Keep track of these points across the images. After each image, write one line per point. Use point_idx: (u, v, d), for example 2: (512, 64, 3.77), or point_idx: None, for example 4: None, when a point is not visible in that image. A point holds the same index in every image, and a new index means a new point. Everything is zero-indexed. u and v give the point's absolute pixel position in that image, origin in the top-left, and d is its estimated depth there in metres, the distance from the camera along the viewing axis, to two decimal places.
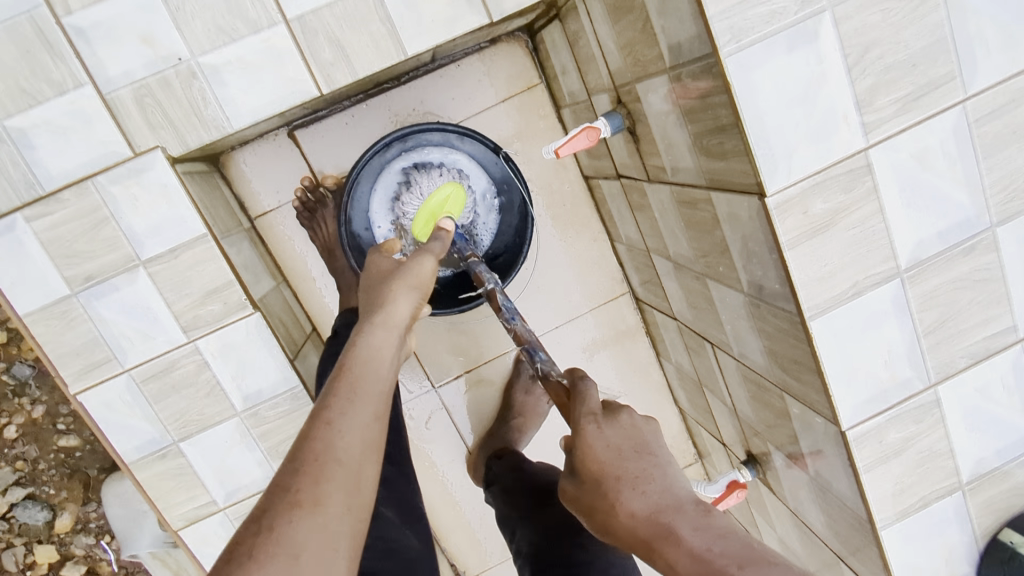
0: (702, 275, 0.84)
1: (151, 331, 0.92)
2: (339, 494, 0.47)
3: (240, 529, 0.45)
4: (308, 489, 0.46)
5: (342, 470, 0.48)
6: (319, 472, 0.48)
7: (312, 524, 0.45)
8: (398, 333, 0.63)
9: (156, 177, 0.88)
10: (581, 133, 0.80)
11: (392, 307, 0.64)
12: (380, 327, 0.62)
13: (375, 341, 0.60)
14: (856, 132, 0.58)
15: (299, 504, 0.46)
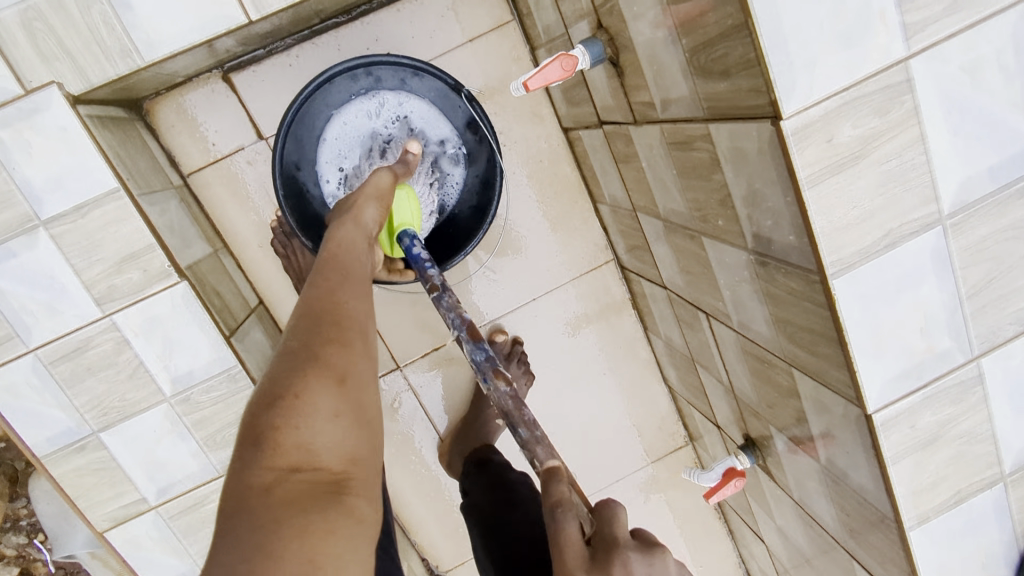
0: (697, 234, 0.72)
1: (59, 304, 0.79)
2: (361, 338, 0.52)
3: (275, 365, 0.49)
4: (335, 331, 0.51)
5: (359, 340, 0.52)
6: (340, 321, 0.52)
7: (349, 356, 0.50)
8: (369, 235, 0.64)
9: (54, 120, 0.74)
10: (553, 62, 0.67)
11: (362, 213, 0.64)
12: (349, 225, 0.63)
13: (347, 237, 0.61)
14: (894, 36, 0.45)
15: (333, 341, 0.50)
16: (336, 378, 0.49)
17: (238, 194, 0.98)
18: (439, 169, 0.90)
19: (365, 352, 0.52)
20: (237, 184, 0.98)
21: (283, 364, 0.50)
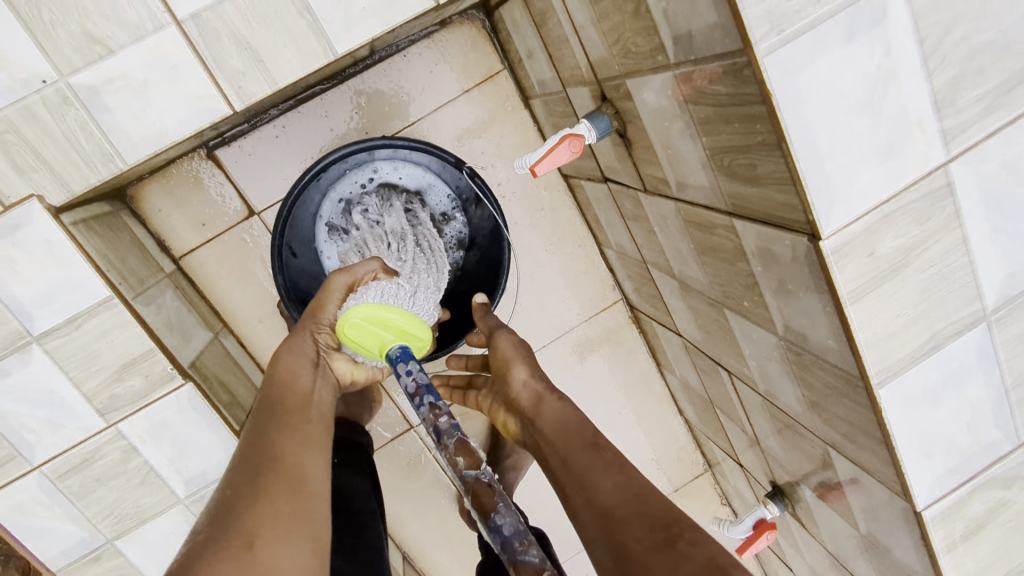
0: (718, 304, 0.70)
1: (60, 419, 0.76)
2: (281, 492, 0.48)
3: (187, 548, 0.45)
4: (249, 490, 0.48)
5: (279, 491, 0.48)
6: (257, 477, 0.49)
7: (265, 513, 0.46)
8: (301, 368, 0.61)
9: (39, 233, 0.71)
10: (560, 144, 0.65)
11: (301, 336, 0.63)
12: (286, 350, 0.61)
13: (286, 363, 0.60)
14: (933, 142, 0.43)
15: (247, 503, 0.47)
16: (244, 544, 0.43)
17: (234, 272, 0.94)
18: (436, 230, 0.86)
19: (287, 505, 0.47)
20: (231, 262, 0.94)
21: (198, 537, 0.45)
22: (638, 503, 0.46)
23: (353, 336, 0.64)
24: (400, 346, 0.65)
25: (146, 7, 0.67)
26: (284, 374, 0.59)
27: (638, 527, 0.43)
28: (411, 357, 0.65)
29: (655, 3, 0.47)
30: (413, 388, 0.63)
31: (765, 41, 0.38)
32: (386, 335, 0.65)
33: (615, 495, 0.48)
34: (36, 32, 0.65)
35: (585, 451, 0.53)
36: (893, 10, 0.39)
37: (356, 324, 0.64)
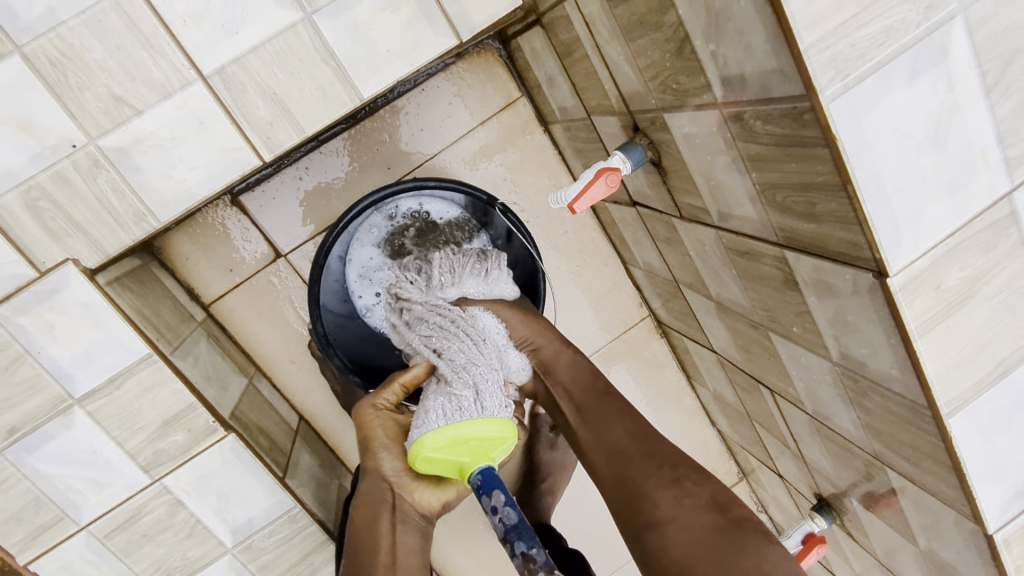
0: (762, 326, 0.69)
1: (106, 478, 0.75)
2: None
3: None
4: None
5: None
6: None
7: None
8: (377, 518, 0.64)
9: (75, 296, 0.70)
10: (597, 179, 0.65)
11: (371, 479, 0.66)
12: (360, 502, 0.65)
13: (361, 517, 0.65)
14: (997, 173, 0.42)
15: None
16: None
17: (264, 315, 0.94)
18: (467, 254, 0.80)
19: None
20: (261, 305, 0.94)
21: None
22: (647, 446, 0.62)
23: (428, 461, 0.61)
24: (480, 471, 0.60)
25: (172, 64, 0.67)
26: (358, 531, 0.64)
27: (647, 467, 0.60)
28: (491, 488, 0.58)
29: (702, 44, 0.46)
30: (504, 532, 0.56)
31: (831, 86, 0.38)
32: (463, 458, 0.61)
33: (625, 438, 0.63)
34: (64, 98, 0.65)
35: (596, 401, 0.68)
36: (955, 47, 0.39)
37: (428, 457, 0.61)
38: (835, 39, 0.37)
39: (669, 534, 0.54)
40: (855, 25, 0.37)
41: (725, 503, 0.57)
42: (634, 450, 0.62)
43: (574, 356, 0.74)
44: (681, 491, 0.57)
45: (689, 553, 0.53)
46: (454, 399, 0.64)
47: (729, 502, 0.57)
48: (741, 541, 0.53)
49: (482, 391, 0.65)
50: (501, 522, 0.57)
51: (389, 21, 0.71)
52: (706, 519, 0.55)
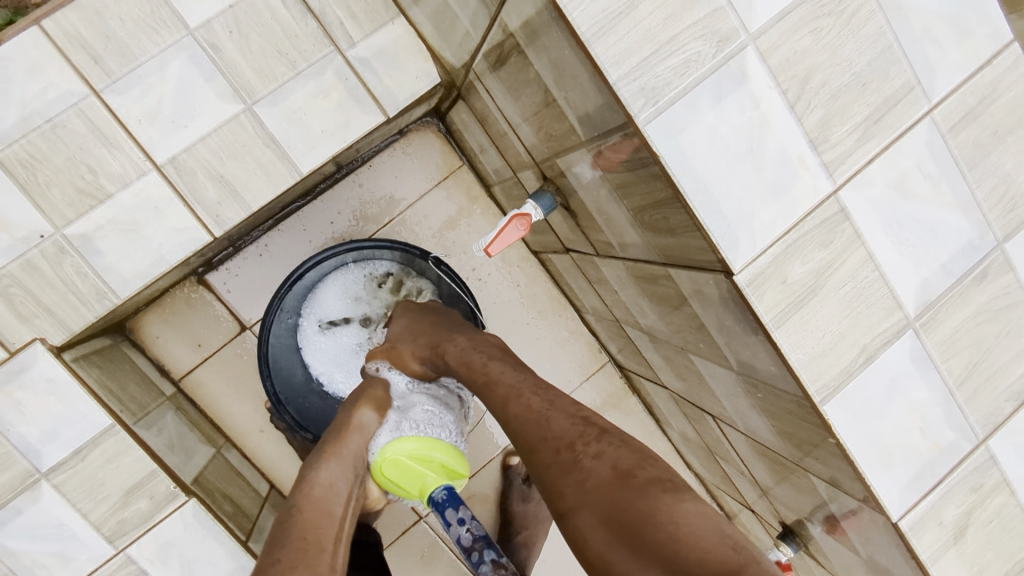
0: (683, 349, 0.72)
1: (70, 551, 0.78)
2: None
3: None
4: None
5: None
6: None
7: None
8: (351, 475, 0.62)
9: (41, 373, 0.76)
10: (510, 224, 0.71)
11: (353, 436, 0.64)
12: (331, 462, 0.62)
13: (325, 478, 0.61)
14: (817, 176, 0.48)
15: None
16: None
17: (232, 387, 0.99)
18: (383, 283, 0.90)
19: None
20: (229, 377, 0.99)
21: None
22: (542, 427, 0.56)
23: (398, 461, 0.65)
24: (445, 488, 0.65)
25: (129, 157, 0.76)
26: (321, 490, 0.60)
27: (546, 454, 0.55)
28: (459, 502, 0.64)
29: (558, 92, 0.54)
30: (470, 541, 0.63)
31: (643, 111, 0.45)
32: (428, 476, 0.65)
33: (518, 421, 0.58)
34: (35, 195, 0.74)
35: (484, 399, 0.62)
36: (752, 70, 0.46)
37: (398, 461, 0.65)
38: (641, 73, 0.44)
39: (579, 525, 0.50)
40: (656, 61, 0.44)
41: (629, 470, 0.51)
42: (530, 440, 0.56)
43: (445, 354, 0.69)
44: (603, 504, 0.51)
45: (609, 539, 0.48)
46: (429, 414, 0.69)
47: (634, 466, 0.51)
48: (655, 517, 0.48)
49: (446, 415, 0.71)
50: (470, 531, 0.63)
51: (322, 105, 0.81)
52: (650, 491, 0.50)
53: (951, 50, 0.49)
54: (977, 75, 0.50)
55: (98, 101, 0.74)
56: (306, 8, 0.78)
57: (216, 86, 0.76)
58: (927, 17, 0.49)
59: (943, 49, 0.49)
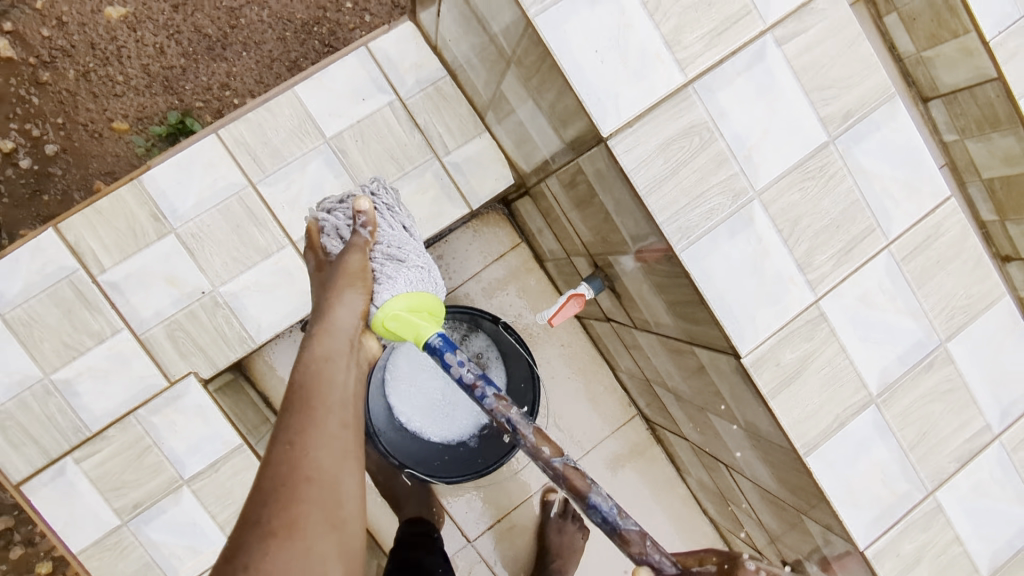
0: (703, 408, 0.90)
1: (199, 546, 0.96)
2: (315, 510, 0.52)
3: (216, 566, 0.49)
4: (277, 518, 0.51)
5: (310, 518, 0.51)
6: (292, 494, 0.52)
7: (290, 551, 0.49)
8: (348, 342, 0.66)
9: (192, 400, 0.96)
10: (569, 301, 0.90)
11: (347, 291, 0.67)
12: (322, 339, 0.65)
13: (322, 350, 0.64)
14: (804, 290, 0.67)
15: (273, 533, 0.50)
16: None
17: None
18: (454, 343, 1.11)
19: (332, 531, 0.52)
20: None
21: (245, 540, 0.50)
22: None
23: (392, 313, 0.69)
24: (439, 334, 0.67)
25: (273, 233, 0.98)
26: (321, 361, 0.63)
27: None
28: (453, 346, 0.67)
29: (616, 216, 0.74)
30: (472, 379, 0.67)
31: (680, 243, 0.64)
32: (422, 325, 0.69)
33: None
34: (201, 260, 0.96)
35: None
36: (756, 216, 0.66)
37: (395, 315, 0.69)
38: (678, 217, 0.64)
39: None
40: (690, 208, 0.64)
41: None
42: None
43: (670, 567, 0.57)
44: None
45: None
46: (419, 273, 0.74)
47: None
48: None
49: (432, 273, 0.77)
50: (468, 372, 0.67)
51: (421, 198, 1.02)
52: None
53: (903, 203, 0.69)
54: (923, 220, 0.69)
55: (254, 191, 0.97)
56: (415, 124, 1.01)
57: (343, 182, 0.99)
58: (885, 180, 0.68)
59: (897, 202, 0.69)
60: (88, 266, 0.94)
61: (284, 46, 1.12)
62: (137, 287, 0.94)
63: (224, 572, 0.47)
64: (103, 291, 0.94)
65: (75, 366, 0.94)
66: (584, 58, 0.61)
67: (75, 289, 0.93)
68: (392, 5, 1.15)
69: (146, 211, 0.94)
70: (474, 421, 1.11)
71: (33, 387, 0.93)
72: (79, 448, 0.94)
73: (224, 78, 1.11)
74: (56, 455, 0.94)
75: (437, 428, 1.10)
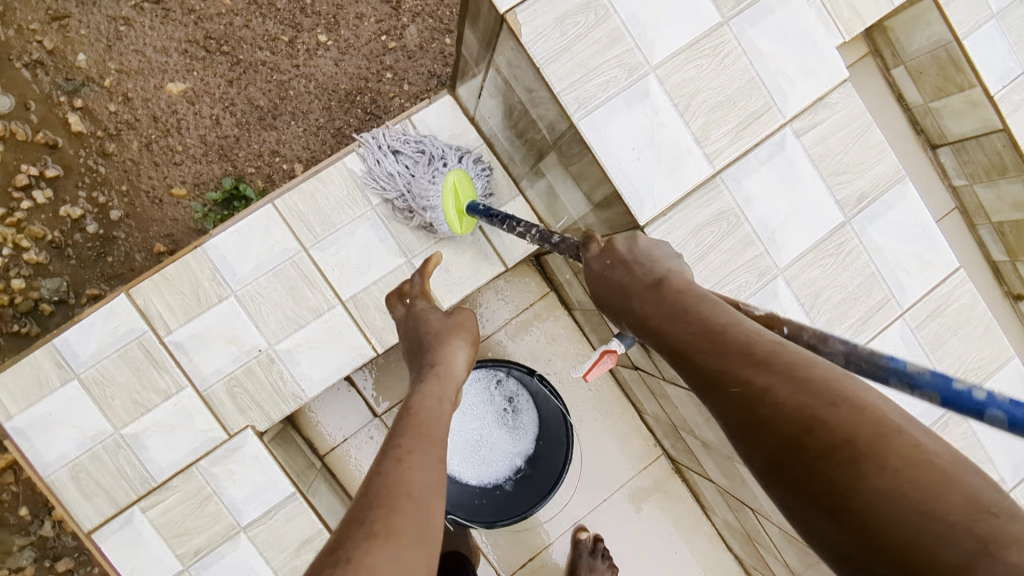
0: (732, 457, 0.95)
1: None
2: (410, 526, 0.52)
3: (317, 561, 0.49)
4: (381, 521, 0.51)
5: (405, 532, 0.51)
6: (393, 504, 0.53)
7: (388, 552, 0.49)
8: (457, 384, 0.73)
9: (249, 451, 1.03)
10: (603, 356, 0.96)
11: (455, 347, 0.76)
12: (437, 380, 0.71)
13: (431, 395, 0.68)
14: None
15: (374, 533, 0.50)
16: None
17: (363, 462, 1.23)
18: (493, 393, 1.18)
19: (416, 548, 0.51)
20: (362, 454, 1.23)
21: (358, 545, 0.49)
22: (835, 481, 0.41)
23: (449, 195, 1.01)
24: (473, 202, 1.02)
25: (323, 294, 1.05)
26: (435, 397, 0.68)
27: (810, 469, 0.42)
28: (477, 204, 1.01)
29: None
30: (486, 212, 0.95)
31: None
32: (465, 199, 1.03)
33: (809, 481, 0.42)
34: (258, 321, 1.03)
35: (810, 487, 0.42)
36: (779, 292, 0.72)
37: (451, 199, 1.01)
38: None
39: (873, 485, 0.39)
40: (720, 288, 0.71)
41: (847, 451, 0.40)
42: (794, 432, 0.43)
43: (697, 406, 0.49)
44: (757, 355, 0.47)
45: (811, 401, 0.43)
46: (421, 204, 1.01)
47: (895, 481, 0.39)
48: (887, 441, 0.40)
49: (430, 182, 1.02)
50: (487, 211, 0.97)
51: (460, 258, 1.09)
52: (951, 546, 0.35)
53: (915, 276, 0.75)
54: (935, 289, 0.75)
55: (306, 256, 1.04)
56: None
57: (388, 245, 1.06)
58: (898, 256, 0.74)
59: (909, 274, 0.74)
60: (155, 328, 1.01)
61: (329, 115, 1.20)
62: (199, 346, 1.02)
63: (328, 560, 0.48)
64: (169, 350, 1.02)
65: (143, 422, 1.01)
66: (622, 155, 0.69)
67: (143, 349, 1.01)
68: (429, 74, 1.23)
69: (208, 276, 1.02)
70: (509, 464, 1.17)
71: (104, 441, 1.00)
72: (145, 497, 1.01)
73: (273, 146, 1.19)
74: (124, 505, 1.01)
75: (474, 472, 1.16)
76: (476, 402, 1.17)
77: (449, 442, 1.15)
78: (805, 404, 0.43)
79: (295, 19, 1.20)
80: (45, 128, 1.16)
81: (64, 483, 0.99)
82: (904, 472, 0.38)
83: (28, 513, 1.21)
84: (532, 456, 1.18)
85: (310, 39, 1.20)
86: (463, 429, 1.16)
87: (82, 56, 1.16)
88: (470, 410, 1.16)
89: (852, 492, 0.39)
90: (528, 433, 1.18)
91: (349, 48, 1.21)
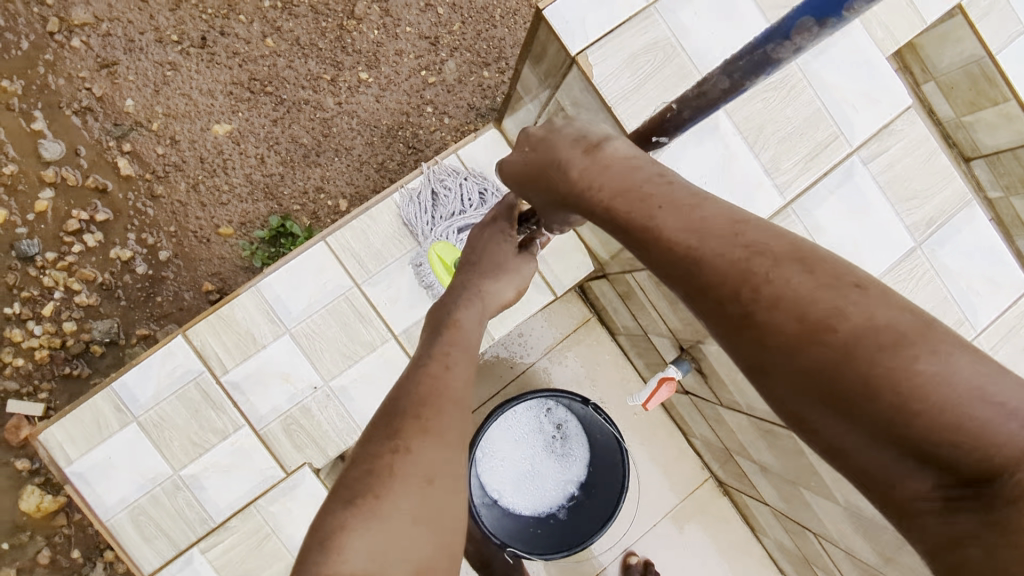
0: (795, 483, 0.93)
1: None
2: (451, 426, 0.59)
3: (366, 440, 0.59)
4: (431, 418, 0.59)
5: (446, 432, 0.58)
6: (438, 405, 0.60)
7: (433, 447, 0.57)
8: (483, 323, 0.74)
9: (307, 489, 1.03)
10: (660, 386, 0.97)
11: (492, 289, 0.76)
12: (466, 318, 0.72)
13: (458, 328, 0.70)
14: None
15: (426, 430, 0.58)
16: (422, 481, 0.55)
17: None
18: (543, 420, 1.17)
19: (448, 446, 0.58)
20: None
21: (408, 430, 0.58)
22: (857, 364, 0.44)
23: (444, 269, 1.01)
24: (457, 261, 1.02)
25: (376, 329, 1.05)
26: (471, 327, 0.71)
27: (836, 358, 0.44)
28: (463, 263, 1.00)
29: None
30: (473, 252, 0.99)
31: None
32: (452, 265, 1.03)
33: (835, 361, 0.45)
34: (314, 358, 1.04)
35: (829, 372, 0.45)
36: None
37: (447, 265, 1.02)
38: None
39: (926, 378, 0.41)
40: None
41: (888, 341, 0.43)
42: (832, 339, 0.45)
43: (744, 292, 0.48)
44: (738, 228, 0.51)
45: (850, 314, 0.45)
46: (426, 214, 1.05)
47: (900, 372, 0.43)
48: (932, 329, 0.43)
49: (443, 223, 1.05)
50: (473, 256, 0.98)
51: None
52: (1004, 427, 0.40)
53: (989, 299, 0.78)
54: (1007, 312, 0.78)
55: (359, 291, 1.05)
56: None
57: None
58: (970, 280, 0.78)
59: (983, 299, 0.78)
60: (212, 367, 1.02)
61: (372, 150, 1.22)
62: (256, 385, 1.02)
63: (380, 442, 0.57)
64: (226, 390, 1.02)
65: (201, 462, 1.01)
66: None
67: (200, 389, 1.02)
68: (469, 107, 1.25)
69: (263, 315, 1.03)
70: (563, 491, 1.16)
71: (164, 483, 1.00)
72: (204, 538, 1.01)
73: (318, 182, 1.21)
74: (184, 546, 1.00)
75: (529, 501, 1.15)
76: (527, 430, 1.16)
77: (503, 472, 1.15)
78: (824, 298, 0.46)
79: (336, 58, 1.22)
80: (95, 171, 1.17)
81: (124, 526, 0.99)
82: (954, 357, 0.42)
83: (80, 555, 1.19)
84: (586, 482, 1.17)
85: (352, 76, 1.22)
86: (517, 459, 1.16)
87: (130, 102, 1.18)
88: (522, 439, 1.16)
89: (905, 382, 0.42)
90: (580, 460, 1.17)
91: (390, 84, 1.23)
